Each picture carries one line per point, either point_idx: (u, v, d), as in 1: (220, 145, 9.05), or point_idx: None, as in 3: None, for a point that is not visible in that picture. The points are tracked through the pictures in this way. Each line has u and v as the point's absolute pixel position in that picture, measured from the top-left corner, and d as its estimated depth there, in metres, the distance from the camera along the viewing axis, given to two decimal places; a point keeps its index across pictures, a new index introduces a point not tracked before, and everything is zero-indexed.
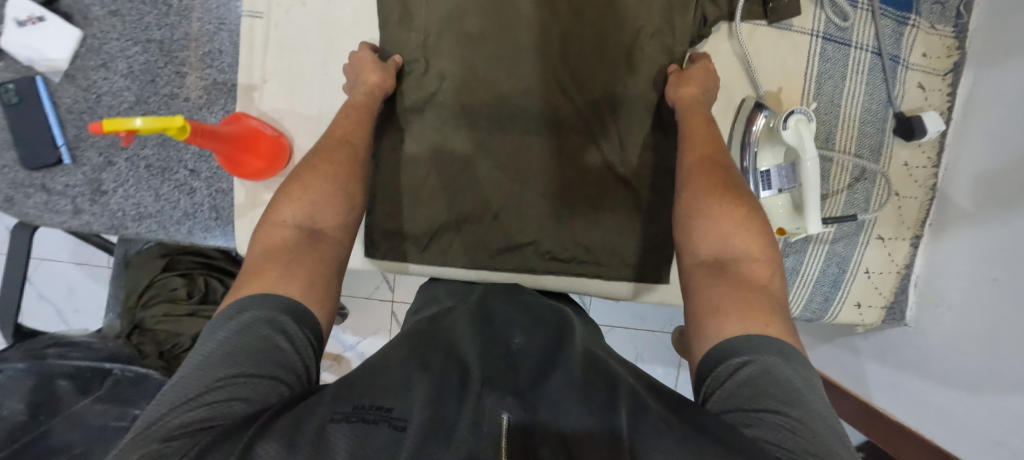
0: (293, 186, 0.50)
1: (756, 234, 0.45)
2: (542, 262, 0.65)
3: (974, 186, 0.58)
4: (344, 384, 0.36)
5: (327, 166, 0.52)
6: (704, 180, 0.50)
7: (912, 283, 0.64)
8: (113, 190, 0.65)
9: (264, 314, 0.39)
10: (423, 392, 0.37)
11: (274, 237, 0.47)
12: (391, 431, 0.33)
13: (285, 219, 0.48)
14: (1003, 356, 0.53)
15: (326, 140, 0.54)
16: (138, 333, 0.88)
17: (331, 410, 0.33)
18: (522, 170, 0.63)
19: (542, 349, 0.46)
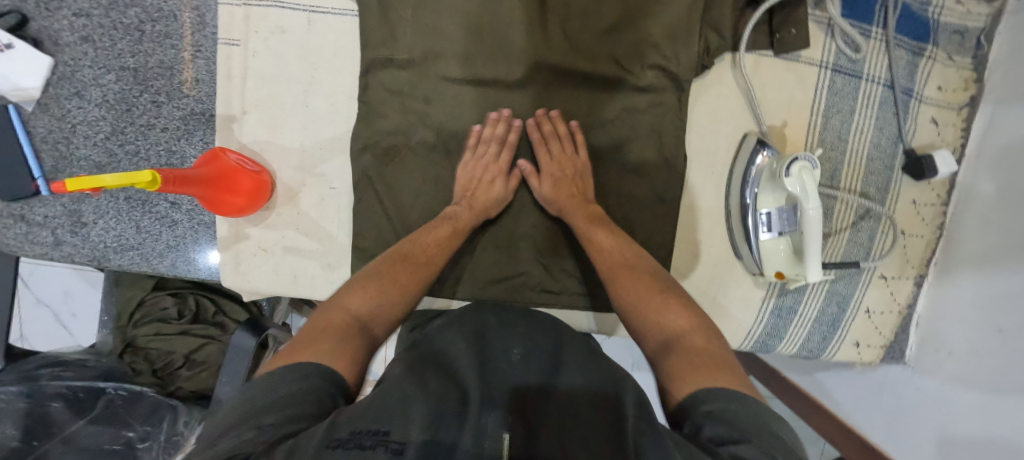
0: (359, 280, 0.50)
1: (686, 312, 0.46)
2: (534, 295, 0.62)
3: (984, 229, 0.55)
4: (346, 414, 0.34)
5: (396, 262, 0.53)
6: (624, 277, 0.51)
7: (914, 322, 0.63)
8: (93, 222, 0.64)
9: (311, 375, 0.37)
10: (419, 414, 0.34)
11: (330, 320, 0.44)
12: (387, 454, 0.29)
13: (348, 308, 0.47)
14: (1005, 390, 0.51)
15: (402, 245, 0.55)
16: (130, 351, 0.88)
17: (327, 439, 0.30)
18: (513, 205, 0.60)
19: (541, 367, 0.44)
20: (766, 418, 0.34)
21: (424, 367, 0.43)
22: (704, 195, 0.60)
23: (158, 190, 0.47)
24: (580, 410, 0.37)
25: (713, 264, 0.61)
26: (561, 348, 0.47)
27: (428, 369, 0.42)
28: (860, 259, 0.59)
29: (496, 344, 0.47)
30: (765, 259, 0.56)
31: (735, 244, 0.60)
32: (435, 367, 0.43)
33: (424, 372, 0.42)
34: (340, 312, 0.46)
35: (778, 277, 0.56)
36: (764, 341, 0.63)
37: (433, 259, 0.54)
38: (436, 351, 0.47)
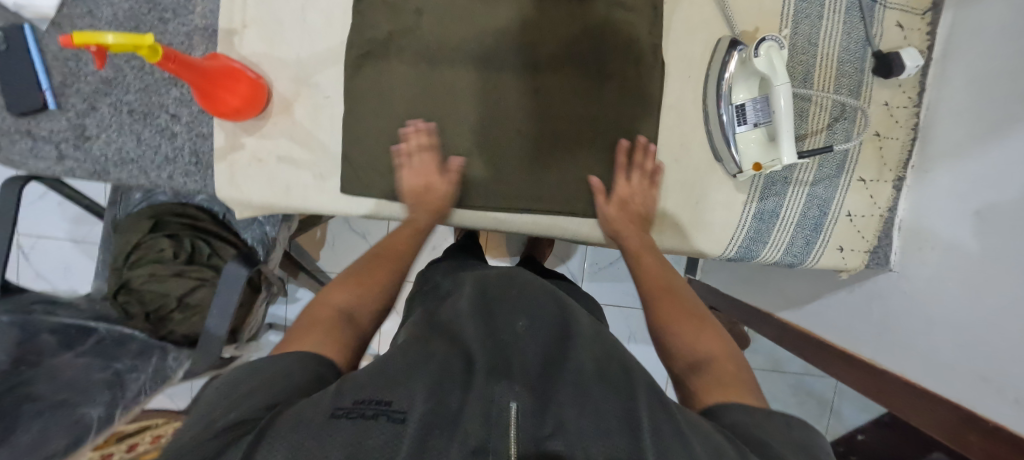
0: (351, 278, 0.55)
1: (707, 329, 0.49)
2: (519, 201, 0.64)
3: (955, 122, 0.57)
4: (349, 385, 0.40)
5: (380, 260, 0.58)
6: (665, 299, 0.53)
7: (896, 226, 0.64)
8: (96, 135, 0.66)
9: (310, 363, 0.43)
10: (421, 387, 0.40)
11: (322, 314, 0.50)
12: (389, 422, 0.35)
13: (332, 302, 0.52)
14: (989, 287, 0.51)
15: (381, 248, 0.60)
16: (124, 292, 0.87)
17: (331, 407, 0.36)
18: (499, 111, 0.63)
19: (546, 339, 0.50)
20: (797, 435, 0.37)
21: (431, 341, 0.50)
22: (681, 98, 0.62)
23: (158, 65, 0.50)
24: (593, 388, 0.41)
25: (695, 168, 0.63)
26: (569, 330, 0.51)
27: (436, 344, 0.49)
28: (837, 141, 0.60)
29: (503, 326, 0.51)
30: (741, 151, 0.58)
31: (714, 149, 0.62)
32: (441, 341, 0.50)
33: (429, 344, 0.48)
34: (328, 306, 0.51)
35: (755, 168, 0.57)
36: (748, 247, 0.64)
37: (400, 254, 0.60)
38: (447, 328, 0.52)
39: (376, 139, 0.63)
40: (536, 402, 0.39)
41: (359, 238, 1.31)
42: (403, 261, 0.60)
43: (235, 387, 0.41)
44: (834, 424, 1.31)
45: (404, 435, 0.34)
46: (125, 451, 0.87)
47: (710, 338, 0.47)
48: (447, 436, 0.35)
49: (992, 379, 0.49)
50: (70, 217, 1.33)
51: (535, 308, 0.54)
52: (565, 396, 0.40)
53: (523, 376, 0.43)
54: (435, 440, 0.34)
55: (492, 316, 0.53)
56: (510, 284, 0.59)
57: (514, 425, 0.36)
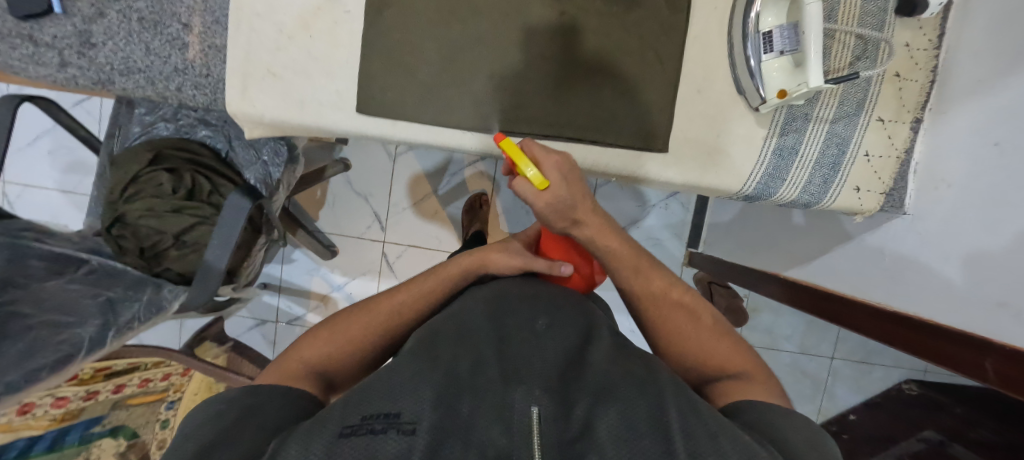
0: (332, 332, 0.58)
1: (723, 339, 0.56)
2: (539, 126, 0.63)
3: (975, 60, 0.57)
4: (358, 396, 0.42)
5: (365, 310, 0.61)
6: (669, 314, 0.58)
7: (912, 169, 0.64)
8: (102, 43, 0.64)
9: (292, 399, 0.46)
10: (426, 393, 0.42)
11: (306, 356, 0.54)
12: (401, 432, 0.37)
13: (306, 356, 0.54)
14: (1004, 219, 0.51)
15: (376, 304, 0.61)
16: (118, 227, 0.83)
17: (342, 424, 0.39)
18: (522, 32, 0.61)
19: (562, 336, 0.54)
20: (807, 421, 0.44)
21: (438, 343, 0.51)
22: (707, 30, 0.62)
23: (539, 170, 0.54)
24: (621, 391, 0.44)
25: (717, 100, 0.62)
26: (591, 342, 0.54)
27: (442, 344, 0.51)
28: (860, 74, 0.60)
29: (526, 327, 0.55)
30: (765, 79, 0.58)
31: (737, 82, 0.61)
32: (446, 339, 0.52)
33: (439, 345, 0.50)
34: (305, 353, 0.55)
35: (780, 96, 0.57)
36: (766, 184, 0.64)
37: (400, 315, 0.61)
38: (457, 326, 0.55)
39: (397, 56, 0.62)
40: (558, 407, 0.42)
41: (360, 199, 1.31)
42: (396, 327, 0.60)
43: (248, 394, 0.45)
44: (827, 406, 1.30)
45: (415, 447, 0.36)
46: (112, 391, 0.90)
47: (727, 345, 0.55)
48: (461, 442, 0.38)
49: (1007, 304, 0.50)
50: (60, 167, 1.29)
51: (561, 318, 0.57)
52: (585, 400, 0.44)
53: (544, 375, 0.46)
54: (449, 446, 0.37)
55: (512, 321, 0.56)
56: (528, 290, 0.65)
57: (535, 431, 0.38)
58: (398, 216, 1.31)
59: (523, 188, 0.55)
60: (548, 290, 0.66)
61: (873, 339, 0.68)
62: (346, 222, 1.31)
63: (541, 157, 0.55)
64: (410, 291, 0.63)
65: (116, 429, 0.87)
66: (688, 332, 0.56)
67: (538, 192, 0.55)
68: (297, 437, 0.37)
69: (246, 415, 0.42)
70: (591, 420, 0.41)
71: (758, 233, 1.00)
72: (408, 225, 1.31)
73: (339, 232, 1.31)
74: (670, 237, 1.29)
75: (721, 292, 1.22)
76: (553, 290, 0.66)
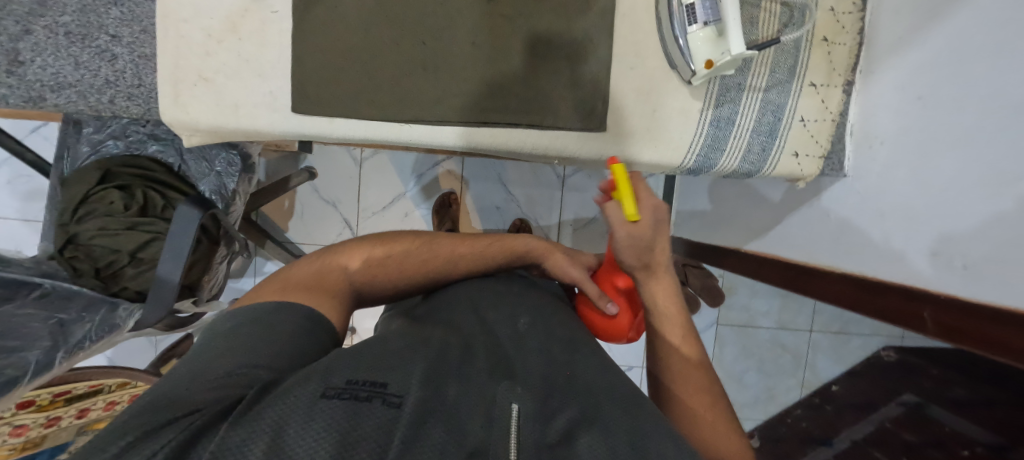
0: (383, 252, 0.59)
1: (737, 433, 0.43)
2: (477, 114, 0.63)
3: (898, 20, 0.58)
4: (352, 364, 0.41)
5: (410, 238, 0.62)
6: (687, 368, 0.48)
7: (848, 130, 0.65)
8: (30, 60, 0.63)
9: (311, 328, 0.46)
10: (418, 372, 0.41)
11: (354, 266, 0.57)
12: (385, 406, 0.36)
13: (352, 268, 0.56)
14: (935, 168, 0.52)
15: (427, 240, 0.62)
16: (71, 249, 0.82)
17: (325, 387, 0.37)
18: (451, 22, 0.62)
19: (545, 330, 0.54)
20: None
21: (432, 334, 0.50)
22: (635, 7, 0.62)
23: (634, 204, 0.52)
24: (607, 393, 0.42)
25: (650, 76, 0.63)
26: (574, 336, 0.54)
27: (432, 334, 0.50)
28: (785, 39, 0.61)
29: (505, 323, 0.55)
30: (692, 51, 0.58)
31: (669, 56, 0.62)
32: (440, 333, 0.50)
33: (430, 334, 0.50)
34: (351, 261, 0.57)
35: (707, 67, 0.57)
36: (706, 156, 0.64)
37: (447, 261, 0.61)
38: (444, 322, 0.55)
39: (328, 53, 0.62)
40: (540, 405, 0.40)
41: (329, 207, 1.30)
42: (439, 273, 0.61)
43: (251, 330, 0.43)
44: (810, 378, 1.30)
45: (399, 421, 0.35)
46: (74, 417, 0.88)
47: (736, 444, 0.42)
48: (443, 425, 0.36)
49: (943, 251, 0.51)
50: (20, 195, 1.26)
51: (542, 313, 0.58)
52: (571, 408, 0.40)
53: (534, 376, 0.44)
54: (430, 429, 0.35)
55: (495, 314, 0.56)
56: (520, 286, 0.64)
57: (514, 429, 0.36)
58: (368, 221, 1.30)
59: (613, 212, 0.53)
60: (525, 281, 0.66)
61: (834, 302, 0.67)
62: (316, 230, 1.30)
63: (642, 197, 0.53)
64: (465, 242, 0.63)
65: None
66: (700, 398, 0.46)
67: (625, 221, 0.52)
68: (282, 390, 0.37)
69: (238, 354, 0.40)
70: (576, 423, 0.38)
71: (719, 210, 1.01)
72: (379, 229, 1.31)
73: (311, 241, 1.30)
74: None
75: (696, 274, 1.20)
76: (529, 283, 0.67)
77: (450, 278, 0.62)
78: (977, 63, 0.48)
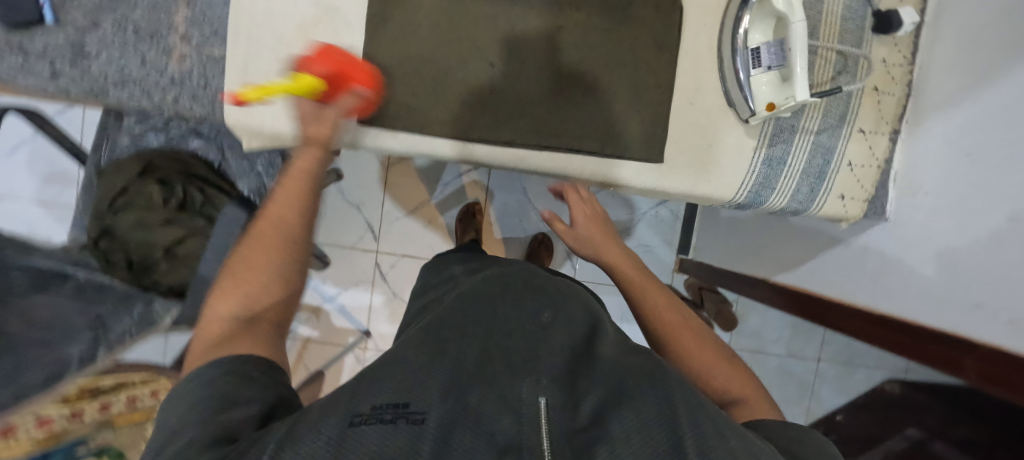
0: (225, 278, 0.43)
1: (722, 358, 0.52)
2: (539, 138, 0.64)
3: (948, 76, 0.61)
4: (365, 386, 0.39)
5: (243, 237, 0.45)
6: (674, 323, 0.55)
7: (891, 178, 0.68)
8: (96, 53, 0.63)
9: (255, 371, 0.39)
10: (437, 385, 0.40)
11: (217, 323, 0.41)
12: (410, 424, 0.35)
13: (219, 321, 0.41)
14: (982, 223, 0.54)
15: (259, 220, 0.46)
16: (107, 239, 0.81)
17: (344, 416, 0.35)
18: (521, 46, 0.63)
19: (569, 328, 0.51)
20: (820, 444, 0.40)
21: (443, 332, 0.48)
22: (697, 44, 0.64)
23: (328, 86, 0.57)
24: (630, 385, 0.41)
25: (708, 111, 0.65)
26: (595, 334, 0.52)
27: (447, 333, 0.48)
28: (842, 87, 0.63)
29: (529, 316, 0.52)
30: (755, 93, 0.60)
31: (728, 95, 0.64)
32: (447, 328, 0.49)
33: (443, 332, 0.48)
34: (214, 321, 0.42)
35: (769, 109, 0.59)
36: (757, 192, 0.66)
37: (291, 222, 0.46)
38: (458, 312, 0.52)
39: (398, 68, 0.62)
40: (565, 399, 0.40)
41: (352, 208, 1.29)
42: (294, 234, 0.46)
43: (195, 396, 0.36)
44: (815, 406, 1.33)
45: (425, 436, 0.34)
46: (97, 410, 0.86)
47: (726, 368, 0.51)
48: (470, 430, 0.36)
49: (986, 304, 0.53)
50: (38, 177, 1.24)
51: (563, 308, 0.55)
52: (595, 395, 0.41)
53: (550, 366, 0.44)
54: (458, 439, 0.35)
55: (517, 309, 0.54)
56: (526, 274, 0.64)
57: (544, 420, 0.36)
58: (391, 226, 1.31)
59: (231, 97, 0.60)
60: (535, 272, 0.65)
61: (852, 333, 0.72)
62: (337, 232, 1.29)
63: (576, 210, 0.75)
64: (290, 193, 0.47)
65: (101, 450, 0.85)
66: (696, 348, 0.52)
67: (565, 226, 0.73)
68: (300, 422, 0.34)
69: (205, 408, 0.35)
70: (605, 419, 0.37)
71: (746, 239, 1.03)
72: (401, 234, 1.31)
73: (331, 242, 1.30)
74: (660, 243, 1.31)
75: (711, 297, 1.25)
76: (538, 273, 0.66)
77: (311, 221, 0.48)
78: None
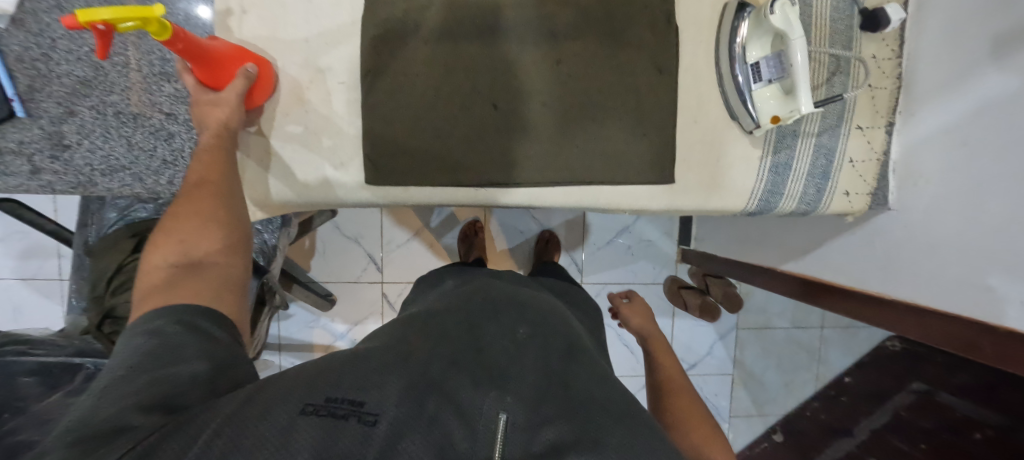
0: (161, 233, 0.48)
1: (704, 422, 0.60)
2: (552, 173, 0.63)
3: (936, 68, 0.62)
4: (326, 376, 0.42)
5: (180, 199, 0.50)
6: (678, 391, 0.65)
7: (891, 168, 0.70)
8: (77, 143, 0.60)
9: (188, 317, 0.42)
10: (396, 386, 0.42)
11: (157, 265, 0.46)
12: (361, 425, 0.38)
13: (158, 265, 0.46)
14: (987, 209, 0.56)
15: (184, 186, 0.51)
16: (111, 322, 0.77)
17: (302, 402, 0.39)
18: (522, 83, 0.62)
19: (544, 342, 0.54)
20: None
21: (419, 340, 0.51)
22: (695, 61, 0.64)
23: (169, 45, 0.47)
24: (597, 416, 0.44)
25: (713, 127, 0.65)
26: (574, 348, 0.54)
27: (421, 344, 0.50)
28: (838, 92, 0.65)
29: (506, 331, 0.55)
30: (759, 107, 0.61)
31: (730, 108, 0.64)
32: (430, 337, 0.52)
33: (418, 343, 0.50)
34: (153, 268, 0.46)
35: (774, 122, 0.60)
36: (767, 199, 0.68)
37: (206, 181, 0.51)
38: (436, 324, 0.54)
39: (401, 121, 0.61)
40: (528, 414, 0.43)
41: (352, 242, 1.28)
42: (216, 190, 0.51)
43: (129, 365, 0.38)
44: (823, 371, 1.39)
45: (374, 441, 0.37)
46: None
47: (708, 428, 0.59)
48: (422, 435, 0.39)
49: (996, 287, 0.55)
50: (16, 254, 1.18)
51: (541, 324, 0.57)
52: (556, 418, 0.42)
53: (522, 383, 0.47)
54: (407, 443, 0.38)
55: (496, 324, 0.56)
56: (514, 293, 0.64)
57: (499, 441, 0.40)
58: (393, 254, 1.29)
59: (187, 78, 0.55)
60: (516, 290, 0.66)
61: (864, 321, 0.75)
62: (340, 268, 1.28)
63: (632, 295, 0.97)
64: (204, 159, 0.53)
65: None
66: (686, 412, 0.62)
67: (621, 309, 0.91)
68: (246, 412, 0.36)
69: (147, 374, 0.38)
70: (554, 439, 0.41)
71: (749, 228, 1.06)
72: (404, 262, 1.29)
73: (335, 279, 1.28)
74: (661, 236, 1.34)
75: (715, 282, 1.26)
76: (520, 290, 0.66)
77: (228, 180, 0.52)
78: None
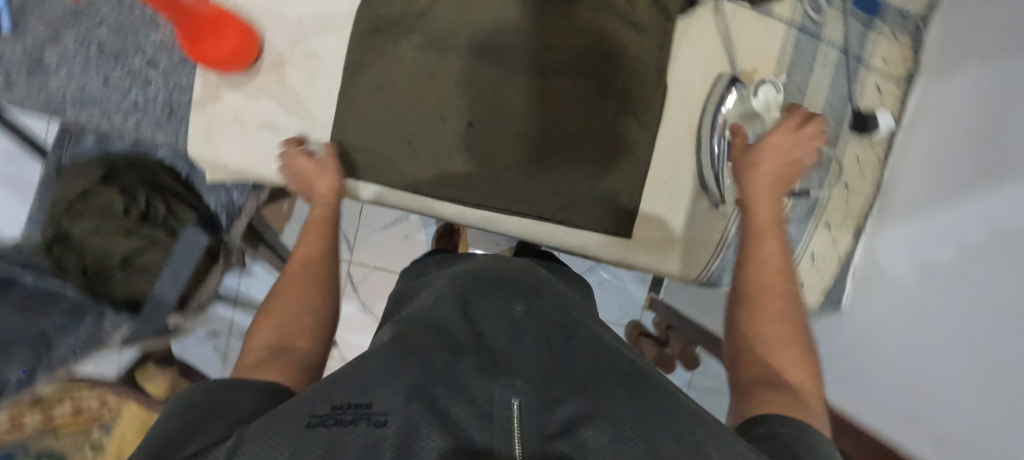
0: (259, 317, 0.46)
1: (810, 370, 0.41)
2: (513, 204, 0.63)
3: (913, 184, 0.62)
4: (323, 384, 0.31)
5: (280, 281, 0.50)
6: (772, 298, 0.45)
7: (850, 273, 0.69)
8: (55, 67, 0.60)
9: (265, 391, 0.35)
10: (401, 382, 0.31)
11: (256, 349, 0.42)
12: (370, 426, 0.27)
13: (255, 349, 0.42)
14: (926, 337, 0.56)
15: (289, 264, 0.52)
16: (60, 245, 0.75)
17: (306, 414, 0.28)
18: (499, 108, 0.62)
19: (546, 317, 0.44)
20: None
21: (409, 333, 0.40)
22: (678, 124, 0.64)
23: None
24: (622, 389, 0.33)
25: (681, 192, 0.65)
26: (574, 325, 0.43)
27: (417, 334, 0.39)
28: (809, 187, 0.65)
29: (500, 309, 0.44)
30: (726, 185, 0.62)
31: (700, 177, 0.64)
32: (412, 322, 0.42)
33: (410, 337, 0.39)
34: (251, 351, 0.42)
35: (738, 202, 0.62)
36: (720, 275, 0.67)
37: (320, 260, 0.52)
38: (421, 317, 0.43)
39: (373, 118, 0.61)
40: (540, 395, 0.32)
41: None
42: (321, 269, 0.52)
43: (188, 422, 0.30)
44: None
45: (387, 443, 0.25)
46: (40, 420, 0.83)
47: (794, 351, 0.42)
48: (438, 425, 0.27)
49: (919, 418, 0.55)
50: None
51: (536, 297, 0.47)
52: (578, 397, 0.31)
53: (534, 371, 0.35)
54: (426, 436, 0.26)
55: (484, 302, 0.46)
56: (526, 269, 0.54)
57: (517, 424, 0.28)
58: (367, 237, 1.29)
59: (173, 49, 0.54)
60: (526, 267, 0.55)
61: None
62: None
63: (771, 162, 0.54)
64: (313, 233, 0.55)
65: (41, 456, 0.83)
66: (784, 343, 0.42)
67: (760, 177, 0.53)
68: (252, 442, 0.26)
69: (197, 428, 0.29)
70: (580, 416, 0.29)
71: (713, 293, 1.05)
72: (376, 246, 1.30)
73: None
74: (633, 280, 1.33)
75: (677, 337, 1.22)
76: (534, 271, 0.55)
77: (331, 260, 0.54)
78: (981, 259, 0.50)
